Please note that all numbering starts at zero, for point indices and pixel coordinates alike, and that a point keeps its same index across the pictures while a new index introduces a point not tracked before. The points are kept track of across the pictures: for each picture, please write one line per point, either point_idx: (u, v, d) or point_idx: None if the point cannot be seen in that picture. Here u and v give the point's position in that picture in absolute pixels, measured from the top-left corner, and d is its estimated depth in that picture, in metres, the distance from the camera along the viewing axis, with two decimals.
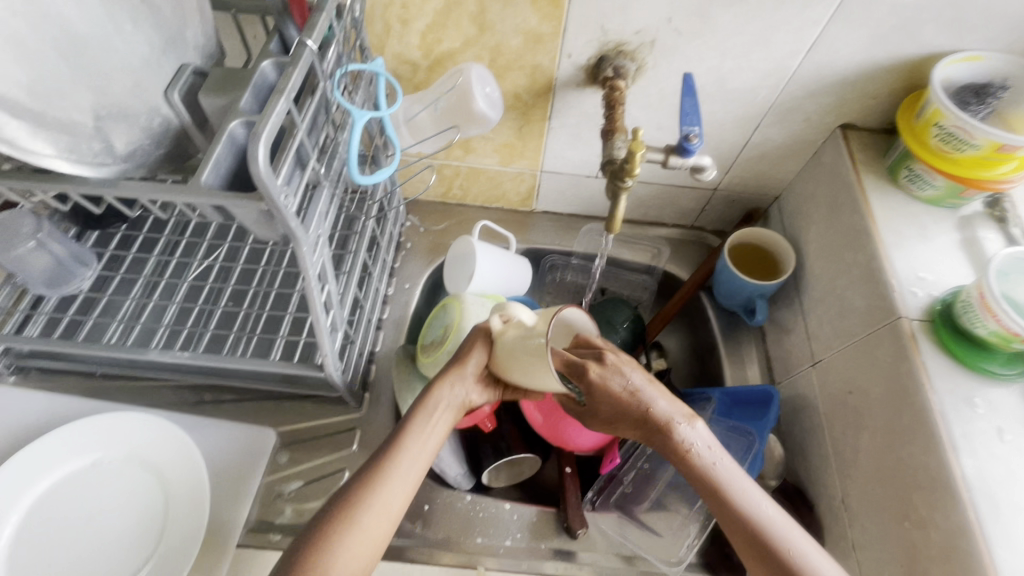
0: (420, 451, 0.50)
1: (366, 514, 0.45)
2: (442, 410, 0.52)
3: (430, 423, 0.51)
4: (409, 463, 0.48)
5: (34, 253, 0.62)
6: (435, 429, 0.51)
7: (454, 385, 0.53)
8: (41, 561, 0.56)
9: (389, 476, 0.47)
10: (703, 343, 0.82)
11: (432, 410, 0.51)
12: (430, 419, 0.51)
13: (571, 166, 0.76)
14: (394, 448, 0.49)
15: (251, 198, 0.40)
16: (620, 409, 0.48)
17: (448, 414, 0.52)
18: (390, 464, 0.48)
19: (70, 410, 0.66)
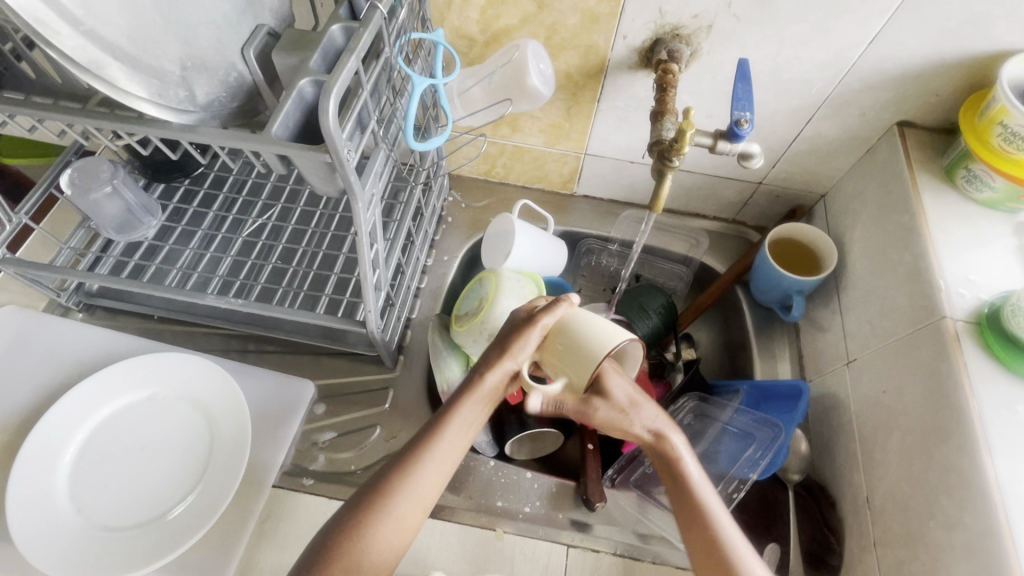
0: (455, 443, 0.51)
1: (398, 500, 0.48)
2: (481, 399, 0.52)
3: (471, 414, 0.52)
4: (442, 456, 0.50)
5: (108, 198, 0.67)
6: (474, 420, 0.52)
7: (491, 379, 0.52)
8: (100, 480, 0.61)
9: (423, 468, 0.49)
10: (735, 338, 0.81)
11: (472, 401, 0.52)
12: (469, 411, 0.51)
13: (616, 150, 0.77)
14: (432, 440, 0.50)
15: (317, 150, 0.43)
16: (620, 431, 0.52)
17: (489, 403, 0.53)
18: (427, 457, 0.49)
19: (125, 348, 0.71)
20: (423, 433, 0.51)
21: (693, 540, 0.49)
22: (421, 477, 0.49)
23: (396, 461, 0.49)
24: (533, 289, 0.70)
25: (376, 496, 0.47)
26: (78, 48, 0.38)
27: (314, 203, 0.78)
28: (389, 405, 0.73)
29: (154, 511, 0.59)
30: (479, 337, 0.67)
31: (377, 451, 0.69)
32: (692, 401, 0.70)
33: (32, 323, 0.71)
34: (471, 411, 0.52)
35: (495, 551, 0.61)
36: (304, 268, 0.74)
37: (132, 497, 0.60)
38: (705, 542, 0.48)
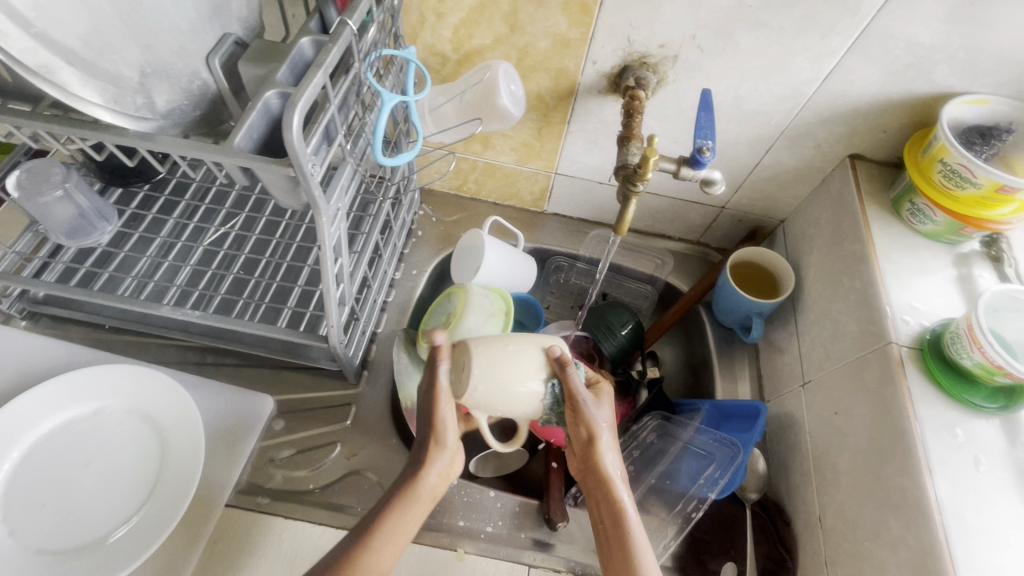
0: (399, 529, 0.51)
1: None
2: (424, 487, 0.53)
3: (408, 516, 0.52)
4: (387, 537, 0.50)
5: (59, 202, 0.64)
6: (413, 520, 0.52)
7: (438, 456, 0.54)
8: (34, 500, 0.57)
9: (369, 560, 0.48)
10: (698, 357, 0.83)
11: (410, 505, 0.52)
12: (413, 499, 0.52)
13: (585, 171, 0.78)
14: (369, 540, 0.49)
15: (280, 163, 0.42)
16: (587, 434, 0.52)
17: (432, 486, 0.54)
18: (370, 547, 0.49)
19: (70, 358, 0.67)
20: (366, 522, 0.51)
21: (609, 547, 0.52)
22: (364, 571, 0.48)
23: (344, 548, 0.49)
24: (501, 304, 0.70)
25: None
26: (28, 51, 0.37)
27: (280, 212, 0.77)
28: (351, 421, 0.71)
29: (96, 534, 0.56)
30: None
31: (336, 469, 0.68)
32: (655, 419, 0.72)
33: None
34: (408, 506, 0.52)
35: (454, 571, 0.61)
36: (267, 279, 0.73)
37: (71, 518, 0.57)
38: (620, 550, 0.51)
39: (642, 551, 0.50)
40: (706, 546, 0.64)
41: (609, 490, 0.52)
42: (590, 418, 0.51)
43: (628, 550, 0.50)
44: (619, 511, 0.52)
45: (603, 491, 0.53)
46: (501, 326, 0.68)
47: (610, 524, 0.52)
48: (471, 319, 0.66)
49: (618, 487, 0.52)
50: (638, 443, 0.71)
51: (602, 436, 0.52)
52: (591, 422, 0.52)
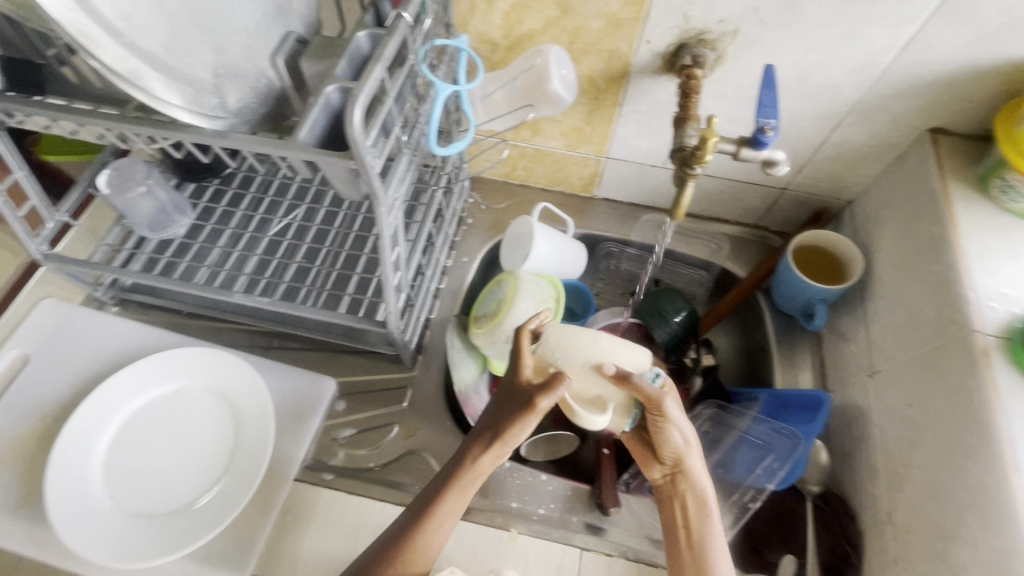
0: (449, 516, 0.54)
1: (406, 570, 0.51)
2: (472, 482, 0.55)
3: (461, 497, 0.54)
4: (439, 524, 0.53)
5: (142, 197, 0.71)
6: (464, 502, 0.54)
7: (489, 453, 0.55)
8: (130, 469, 0.63)
9: (425, 537, 0.52)
10: (755, 345, 0.81)
11: (463, 487, 0.54)
12: (460, 492, 0.54)
13: (637, 154, 0.77)
14: (425, 518, 0.53)
15: (342, 156, 0.44)
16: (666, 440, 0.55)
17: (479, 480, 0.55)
18: (429, 527, 0.53)
19: (156, 340, 0.73)
20: (423, 503, 0.54)
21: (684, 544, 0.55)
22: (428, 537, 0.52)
23: (408, 521, 0.53)
24: (552, 290, 0.72)
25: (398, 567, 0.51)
26: (120, 59, 0.40)
27: (337, 203, 0.79)
28: (407, 404, 0.74)
29: (181, 501, 0.62)
30: (497, 339, 0.69)
31: (394, 449, 0.71)
32: (709, 408, 0.71)
33: (70, 315, 0.74)
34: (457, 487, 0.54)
35: (507, 551, 0.62)
36: (327, 267, 0.76)
37: (162, 485, 0.63)
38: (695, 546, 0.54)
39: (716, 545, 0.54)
40: (762, 537, 0.63)
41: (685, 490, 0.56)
42: (672, 423, 0.53)
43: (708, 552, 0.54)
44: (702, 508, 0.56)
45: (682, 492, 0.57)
46: (552, 313, 0.70)
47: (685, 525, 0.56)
48: (522, 307, 0.68)
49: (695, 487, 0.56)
50: None
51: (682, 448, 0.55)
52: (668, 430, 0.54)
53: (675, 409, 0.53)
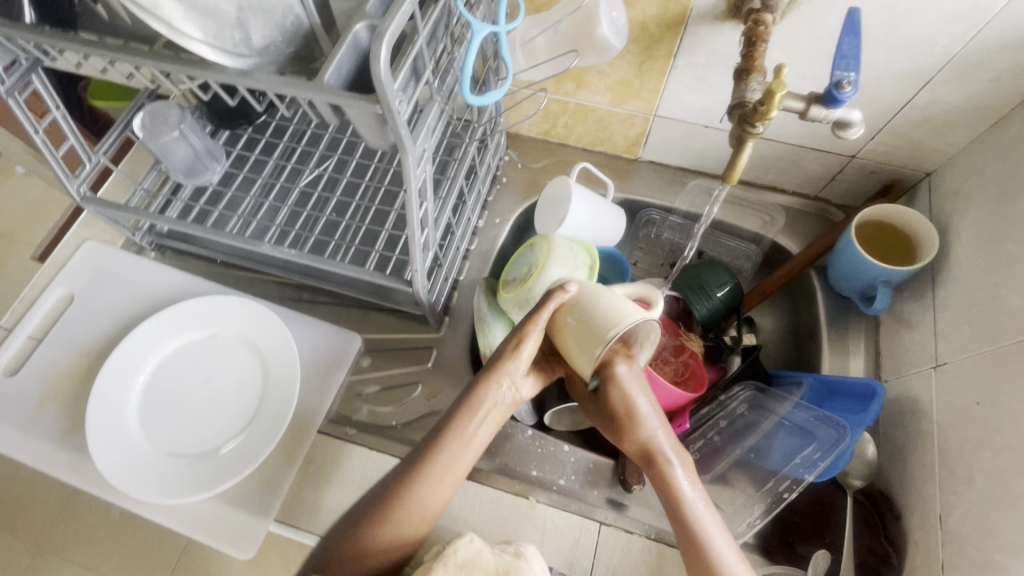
0: (457, 451, 0.50)
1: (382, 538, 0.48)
2: (485, 412, 0.51)
3: (469, 429, 0.51)
4: (443, 463, 0.50)
5: (177, 142, 0.70)
6: (476, 433, 0.51)
7: (500, 384, 0.52)
8: (164, 410, 0.65)
9: (429, 477, 0.49)
10: (803, 326, 0.75)
11: (470, 416, 0.51)
12: (471, 424, 0.51)
13: (689, 113, 0.70)
14: (428, 451, 0.50)
15: (368, 100, 0.41)
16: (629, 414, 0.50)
17: (493, 415, 0.52)
18: (432, 465, 0.49)
19: (191, 288, 0.74)
20: (427, 439, 0.51)
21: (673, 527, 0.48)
22: (429, 483, 0.49)
23: (406, 465, 0.50)
24: (585, 257, 0.68)
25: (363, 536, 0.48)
26: None
27: (369, 155, 0.77)
28: (431, 364, 0.73)
29: (211, 445, 0.64)
30: (525, 304, 0.66)
31: (417, 408, 0.70)
32: (746, 389, 0.66)
33: (111, 258, 0.76)
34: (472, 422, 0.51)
35: (526, 518, 0.62)
36: (357, 222, 0.74)
37: (193, 428, 0.64)
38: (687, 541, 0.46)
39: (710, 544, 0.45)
40: (794, 530, 0.59)
41: (664, 471, 0.49)
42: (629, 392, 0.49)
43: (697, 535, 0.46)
44: (674, 494, 0.48)
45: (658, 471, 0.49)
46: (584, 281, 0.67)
47: (676, 519, 0.48)
48: (553, 273, 0.65)
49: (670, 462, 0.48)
50: (727, 413, 0.66)
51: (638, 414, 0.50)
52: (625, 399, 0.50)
53: (633, 382, 0.50)
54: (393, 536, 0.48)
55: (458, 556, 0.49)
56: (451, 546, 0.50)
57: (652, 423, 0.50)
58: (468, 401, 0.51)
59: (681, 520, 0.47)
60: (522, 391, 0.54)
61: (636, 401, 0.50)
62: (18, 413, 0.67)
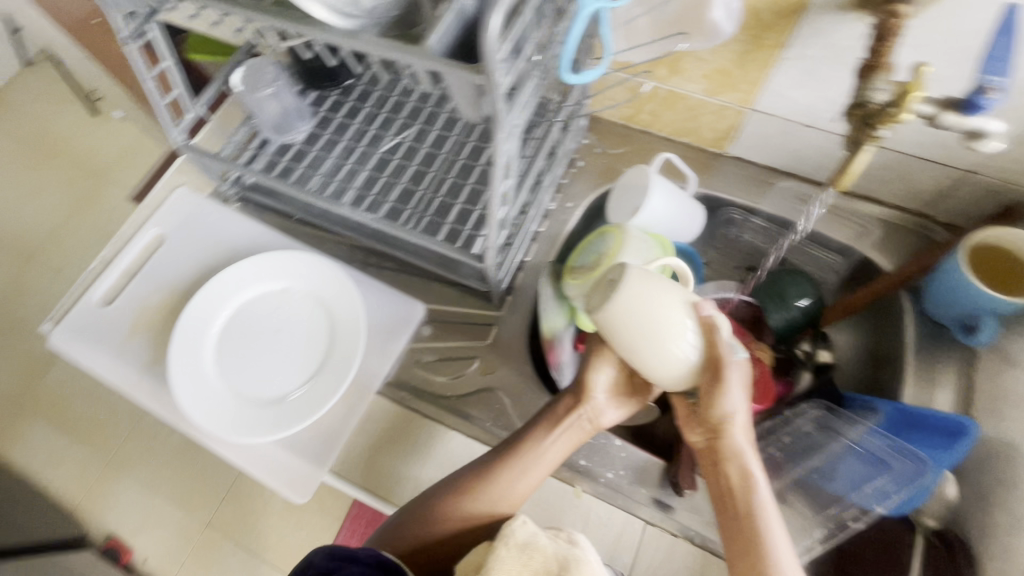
0: (536, 460, 0.58)
1: (458, 515, 0.57)
2: (566, 428, 0.59)
3: (551, 442, 0.59)
4: (523, 466, 0.58)
5: (269, 99, 0.73)
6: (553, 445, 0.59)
7: (583, 409, 0.60)
8: (239, 354, 0.69)
9: (511, 474, 0.58)
10: (886, 349, 0.70)
11: (554, 431, 0.59)
12: (551, 433, 0.59)
13: (789, 110, 0.66)
14: (511, 454, 0.59)
15: (470, 70, 0.40)
16: (717, 406, 0.49)
17: (573, 433, 0.60)
18: (515, 466, 0.58)
19: (269, 241, 0.77)
20: (513, 442, 0.60)
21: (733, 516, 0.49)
22: (511, 477, 0.58)
23: (491, 460, 0.60)
24: (658, 252, 0.65)
25: (442, 512, 0.57)
26: None
27: (449, 127, 0.77)
28: (490, 342, 0.73)
29: (278, 391, 0.67)
30: (591, 293, 0.65)
31: (472, 383, 0.71)
32: (816, 408, 0.63)
33: (198, 205, 0.80)
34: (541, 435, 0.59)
35: (571, 506, 0.62)
36: (431, 192, 0.74)
37: (263, 374, 0.68)
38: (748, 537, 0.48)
39: (774, 545, 0.47)
40: (852, 559, 0.57)
41: (738, 462, 0.50)
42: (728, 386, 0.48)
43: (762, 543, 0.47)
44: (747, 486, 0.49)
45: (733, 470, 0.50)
46: None
47: (742, 514, 0.49)
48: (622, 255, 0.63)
49: (745, 461, 0.50)
50: (792, 430, 0.63)
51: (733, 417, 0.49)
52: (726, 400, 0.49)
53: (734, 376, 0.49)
54: (465, 514, 0.57)
55: (517, 537, 0.51)
56: (508, 527, 0.52)
57: (737, 414, 0.50)
58: (551, 416, 0.60)
59: (747, 516, 0.48)
60: (605, 416, 0.60)
61: (731, 395, 0.49)
62: (109, 340, 0.72)
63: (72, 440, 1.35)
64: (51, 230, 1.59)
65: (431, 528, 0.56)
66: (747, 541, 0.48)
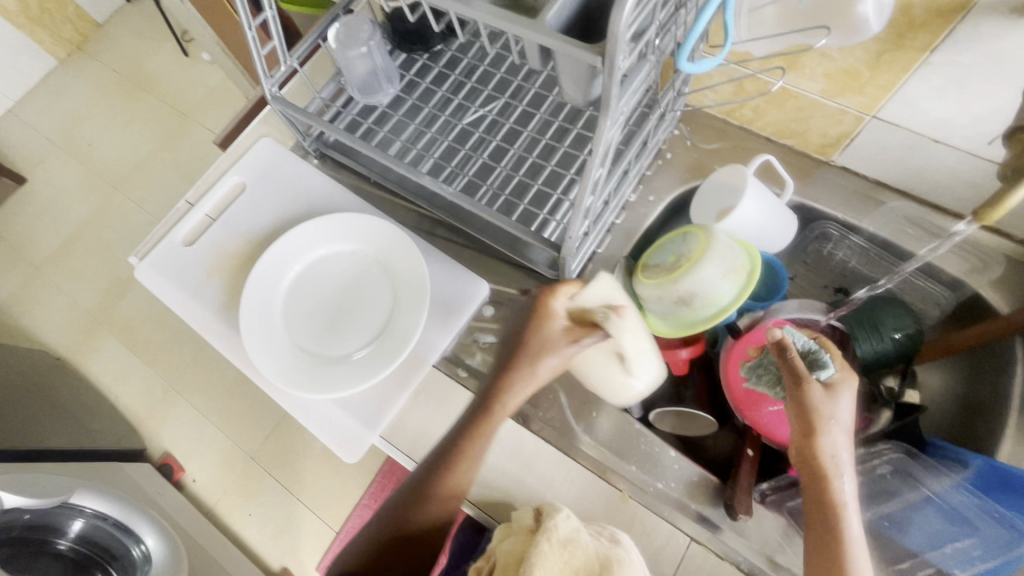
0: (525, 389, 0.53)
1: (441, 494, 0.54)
2: (546, 358, 0.52)
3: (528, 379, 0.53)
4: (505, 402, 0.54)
5: (361, 58, 0.70)
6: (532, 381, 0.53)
7: (547, 344, 0.53)
8: (305, 310, 0.70)
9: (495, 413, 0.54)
10: (984, 397, 0.64)
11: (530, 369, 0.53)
12: (534, 367, 0.53)
13: (919, 122, 0.59)
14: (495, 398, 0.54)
15: (589, 49, 0.37)
16: (810, 416, 0.48)
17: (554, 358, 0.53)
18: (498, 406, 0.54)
19: (344, 202, 0.78)
20: (495, 385, 0.54)
21: (812, 540, 0.46)
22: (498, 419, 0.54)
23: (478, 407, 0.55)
24: (745, 261, 0.61)
25: (425, 494, 0.54)
26: None
27: (536, 104, 0.74)
28: None
29: (338, 352, 0.68)
30: (667, 296, 0.62)
31: None
32: (894, 449, 0.59)
33: (280, 158, 0.81)
34: (504, 399, 0.54)
35: (616, 510, 0.60)
36: (510, 170, 0.72)
37: (327, 332, 0.69)
38: (827, 555, 0.44)
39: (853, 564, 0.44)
40: None
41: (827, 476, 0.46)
42: (821, 400, 0.48)
43: (845, 566, 0.44)
44: (834, 503, 0.46)
45: (816, 490, 0.47)
46: (739, 286, 0.60)
47: (823, 530, 0.45)
48: (673, 290, 0.61)
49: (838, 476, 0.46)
50: (865, 473, 0.59)
51: (825, 430, 0.47)
52: (814, 410, 0.48)
53: (832, 394, 0.48)
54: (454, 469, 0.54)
55: (560, 532, 0.51)
56: (551, 520, 0.53)
57: (834, 426, 0.47)
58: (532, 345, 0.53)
59: (827, 533, 0.45)
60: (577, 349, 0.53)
61: (830, 409, 0.48)
62: (188, 279, 0.75)
63: (141, 361, 1.45)
64: (138, 162, 1.68)
65: (438, 504, 0.54)
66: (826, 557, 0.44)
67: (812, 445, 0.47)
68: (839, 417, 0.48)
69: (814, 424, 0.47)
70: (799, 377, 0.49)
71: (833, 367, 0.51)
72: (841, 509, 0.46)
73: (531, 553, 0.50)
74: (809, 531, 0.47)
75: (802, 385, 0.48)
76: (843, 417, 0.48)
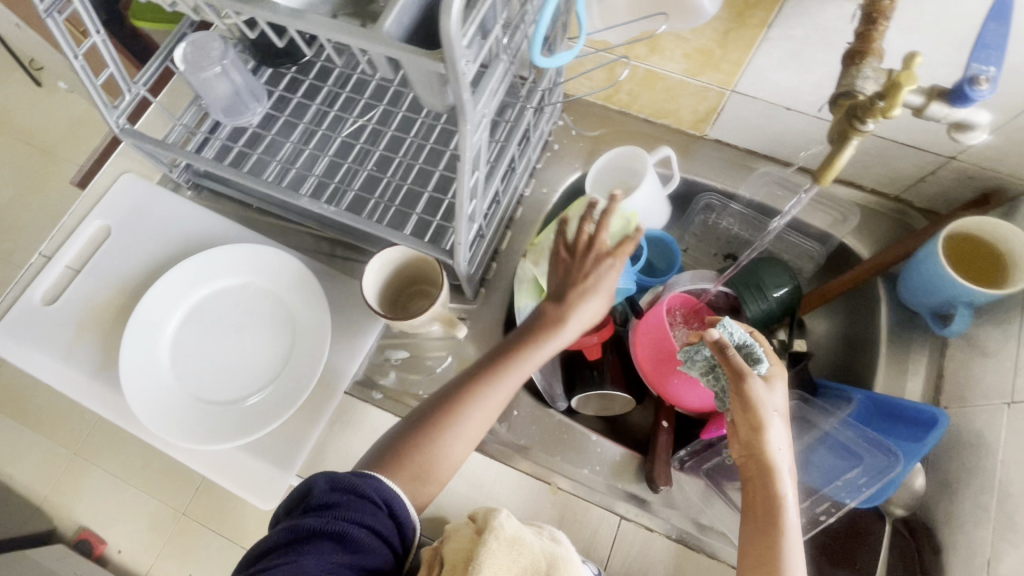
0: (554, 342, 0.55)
1: (439, 461, 0.52)
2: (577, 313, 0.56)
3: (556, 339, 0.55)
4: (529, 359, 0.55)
5: (218, 79, 0.65)
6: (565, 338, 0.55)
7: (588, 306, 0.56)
8: (194, 355, 0.65)
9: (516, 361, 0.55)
10: (860, 335, 0.71)
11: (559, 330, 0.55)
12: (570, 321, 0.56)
13: (771, 93, 0.63)
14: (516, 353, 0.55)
15: (431, 55, 0.36)
16: (753, 411, 0.49)
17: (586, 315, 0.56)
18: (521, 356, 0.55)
19: (225, 233, 0.72)
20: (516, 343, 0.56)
21: (752, 532, 0.48)
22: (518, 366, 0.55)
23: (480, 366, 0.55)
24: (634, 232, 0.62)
25: (420, 460, 0.52)
26: None
27: (416, 108, 0.72)
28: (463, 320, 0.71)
29: (236, 395, 0.64)
30: None
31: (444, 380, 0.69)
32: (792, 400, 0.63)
33: (146, 194, 0.74)
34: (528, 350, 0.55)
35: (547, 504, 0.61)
36: (398, 179, 0.70)
37: (223, 376, 0.64)
38: (767, 547, 0.46)
39: (791, 552, 0.46)
40: (829, 550, 0.58)
41: (770, 469, 0.48)
42: (761, 394, 0.48)
43: (782, 555, 0.46)
44: (775, 494, 0.48)
45: (764, 480, 0.48)
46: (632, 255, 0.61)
47: (765, 522, 0.47)
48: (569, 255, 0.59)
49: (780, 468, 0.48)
50: None
51: (770, 422, 0.48)
52: (760, 405, 0.49)
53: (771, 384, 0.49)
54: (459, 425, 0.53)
55: (506, 530, 0.50)
56: (495, 521, 0.51)
57: (775, 419, 0.49)
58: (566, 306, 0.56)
59: (768, 524, 0.47)
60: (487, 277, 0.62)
61: (770, 401, 0.49)
62: (54, 342, 0.67)
63: (32, 433, 1.29)
64: None
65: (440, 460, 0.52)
66: (765, 549, 0.46)
67: (761, 438, 0.48)
68: (778, 407, 0.49)
69: (759, 420, 0.48)
70: (742, 375, 0.49)
71: (767, 360, 0.51)
72: (784, 497, 0.48)
73: (479, 553, 0.47)
74: (754, 520, 0.48)
75: (742, 381, 0.48)
76: (780, 407, 0.49)
